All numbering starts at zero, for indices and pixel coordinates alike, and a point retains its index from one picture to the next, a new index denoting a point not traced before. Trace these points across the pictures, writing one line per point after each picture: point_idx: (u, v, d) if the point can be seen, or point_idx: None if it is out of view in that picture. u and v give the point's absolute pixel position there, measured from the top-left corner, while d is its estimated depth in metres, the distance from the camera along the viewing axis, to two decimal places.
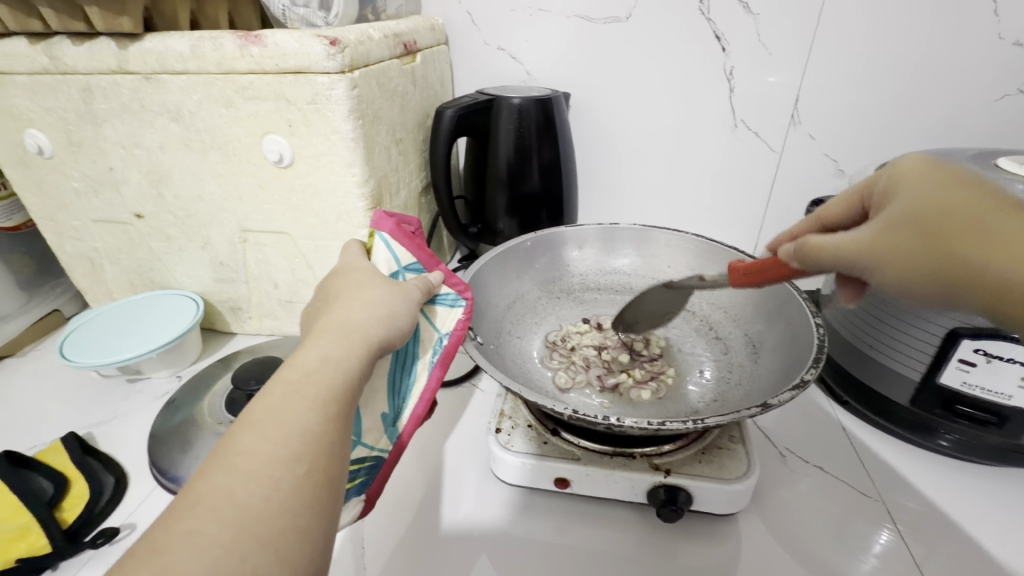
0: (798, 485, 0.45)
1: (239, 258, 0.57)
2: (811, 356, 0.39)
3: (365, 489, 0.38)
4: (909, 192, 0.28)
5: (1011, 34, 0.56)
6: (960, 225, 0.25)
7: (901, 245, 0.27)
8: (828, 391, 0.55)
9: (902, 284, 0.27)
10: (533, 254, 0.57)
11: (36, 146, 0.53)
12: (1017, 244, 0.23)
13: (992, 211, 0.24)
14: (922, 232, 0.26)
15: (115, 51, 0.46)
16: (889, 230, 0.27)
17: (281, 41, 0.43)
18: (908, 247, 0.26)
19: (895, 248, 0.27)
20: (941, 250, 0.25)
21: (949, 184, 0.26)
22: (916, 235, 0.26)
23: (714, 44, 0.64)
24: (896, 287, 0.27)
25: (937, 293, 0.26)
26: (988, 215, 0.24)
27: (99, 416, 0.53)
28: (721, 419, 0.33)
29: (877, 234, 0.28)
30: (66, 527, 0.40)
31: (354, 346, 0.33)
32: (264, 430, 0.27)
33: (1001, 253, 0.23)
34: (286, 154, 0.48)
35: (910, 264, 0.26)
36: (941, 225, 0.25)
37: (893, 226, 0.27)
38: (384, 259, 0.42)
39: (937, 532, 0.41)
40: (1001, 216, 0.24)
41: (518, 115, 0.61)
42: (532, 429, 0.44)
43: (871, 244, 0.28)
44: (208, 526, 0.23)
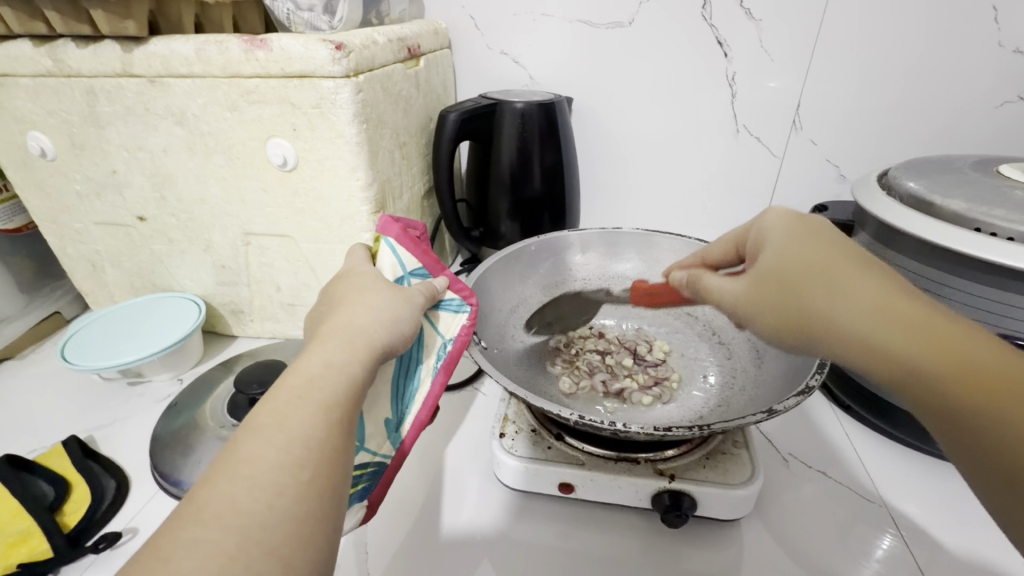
0: (801, 491, 0.45)
1: (242, 261, 0.57)
2: (816, 361, 0.39)
3: (368, 495, 0.38)
4: (770, 248, 0.34)
5: (1010, 41, 0.57)
6: (806, 279, 0.30)
7: (765, 294, 0.33)
8: (831, 398, 0.55)
9: (768, 328, 0.33)
10: (537, 259, 0.57)
11: (38, 149, 0.53)
12: (842, 291, 0.29)
13: (826, 266, 0.30)
14: (777, 286, 0.32)
15: (119, 54, 0.46)
16: (757, 283, 0.34)
17: (287, 46, 0.43)
18: (769, 301, 0.32)
19: (759, 301, 0.33)
20: (798, 304, 0.31)
21: (798, 242, 0.32)
22: (773, 288, 0.32)
23: (716, 50, 0.64)
24: (768, 330, 0.33)
25: (802, 338, 0.31)
26: (826, 268, 0.30)
27: (99, 419, 0.53)
28: (726, 425, 0.34)
29: (749, 287, 0.34)
30: (67, 531, 0.40)
31: (358, 351, 0.33)
32: (267, 437, 0.27)
33: (835, 300, 0.29)
34: (290, 157, 0.48)
35: (772, 312, 0.32)
36: (792, 279, 0.31)
37: (760, 278, 0.34)
38: (389, 264, 0.42)
39: (939, 538, 0.41)
40: (840, 268, 0.30)
41: (521, 120, 0.61)
42: (536, 434, 0.44)
43: (747, 294, 0.34)
44: (212, 534, 0.23)
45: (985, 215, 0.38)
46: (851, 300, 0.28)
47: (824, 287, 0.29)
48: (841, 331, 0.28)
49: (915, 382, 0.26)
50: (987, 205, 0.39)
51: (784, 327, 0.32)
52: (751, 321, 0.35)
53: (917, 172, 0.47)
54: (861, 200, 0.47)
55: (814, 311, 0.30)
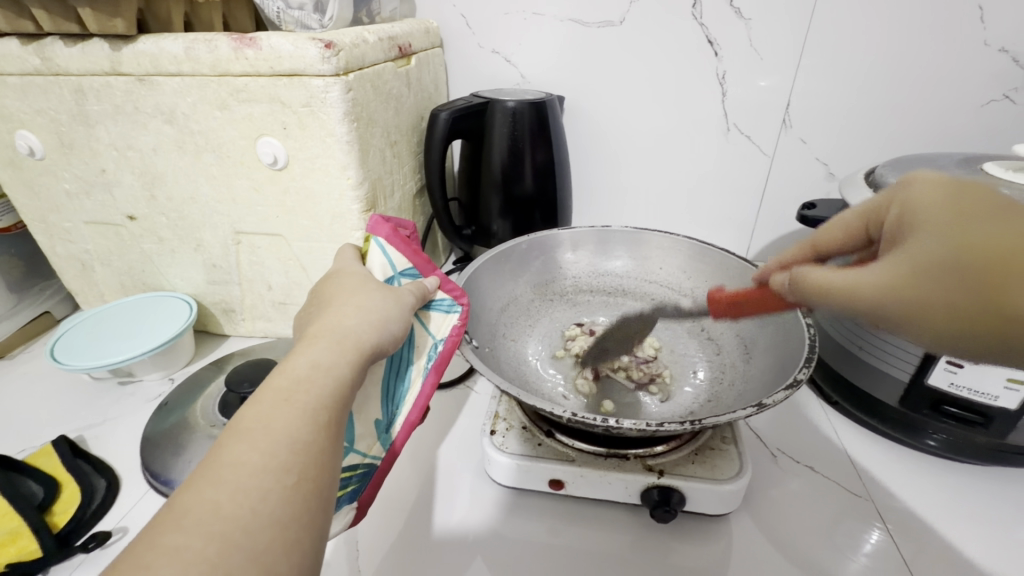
0: (789, 485, 0.45)
1: (233, 260, 0.57)
2: (803, 355, 0.39)
3: (358, 496, 0.37)
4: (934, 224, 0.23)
5: (996, 41, 0.57)
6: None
7: (957, 283, 0.22)
8: (819, 393, 0.55)
9: (941, 335, 0.23)
10: (528, 257, 0.57)
11: (27, 148, 0.52)
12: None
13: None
14: (960, 275, 0.22)
15: (108, 52, 0.46)
16: (907, 270, 0.23)
17: (276, 44, 0.43)
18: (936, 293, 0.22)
19: (927, 296, 0.23)
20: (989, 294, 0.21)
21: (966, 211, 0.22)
22: (948, 277, 0.22)
23: (706, 48, 0.64)
24: (934, 337, 0.23)
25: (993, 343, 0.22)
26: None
27: (90, 419, 0.53)
28: (717, 420, 0.34)
29: (904, 276, 0.23)
30: (56, 531, 0.40)
31: (346, 353, 0.33)
32: (253, 440, 0.27)
33: None
34: (281, 156, 0.48)
35: (945, 312, 0.22)
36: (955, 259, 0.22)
37: (909, 265, 0.23)
38: (379, 264, 0.42)
39: (924, 531, 0.42)
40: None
41: (513, 119, 0.61)
42: (526, 431, 0.45)
43: (898, 277, 0.24)
44: (195, 539, 0.23)
45: None
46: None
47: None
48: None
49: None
50: None
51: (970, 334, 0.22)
52: (909, 329, 0.24)
53: (903, 170, 0.47)
54: (848, 198, 0.47)
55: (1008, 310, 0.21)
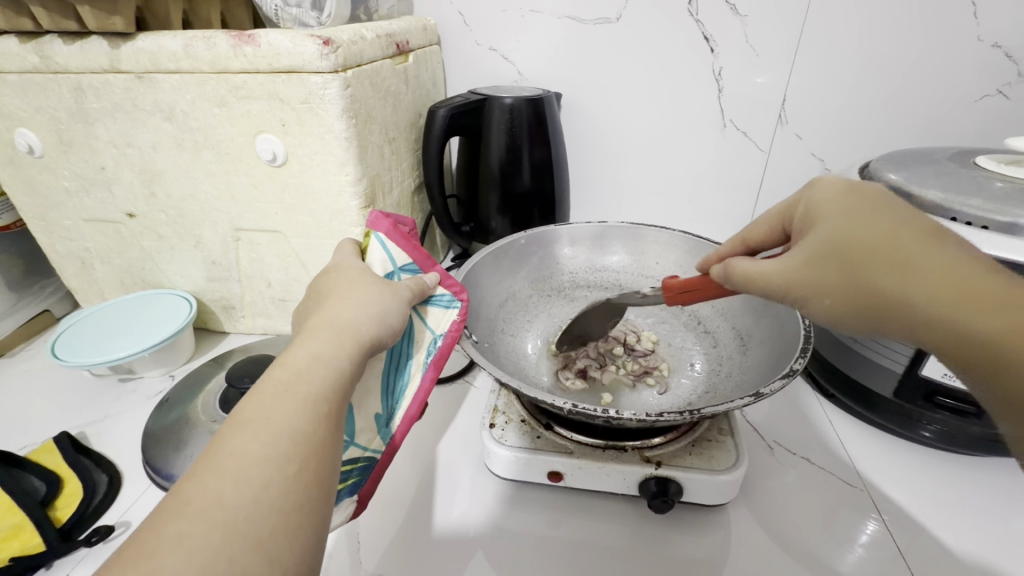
0: (785, 477, 0.46)
1: (232, 257, 0.57)
2: (799, 346, 0.40)
3: (358, 489, 0.38)
4: (830, 222, 0.30)
5: (989, 36, 0.58)
6: (887, 254, 0.26)
7: (836, 266, 0.28)
8: (815, 385, 0.56)
9: (827, 312, 0.29)
10: (526, 252, 0.57)
11: (26, 146, 0.53)
12: (904, 267, 0.26)
13: (906, 242, 0.26)
14: (838, 262, 0.28)
15: (107, 50, 0.46)
16: (806, 259, 0.30)
17: (275, 41, 0.43)
18: (825, 276, 0.28)
19: (817, 279, 0.29)
20: (858, 277, 0.27)
21: (858, 211, 0.29)
22: (831, 263, 0.28)
23: (702, 45, 0.64)
24: (822, 314, 0.29)
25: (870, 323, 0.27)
26: (897, 243, 0.26)
27: (91, 416, 0.53)
28: (715, 410, 0.34)
29: (803, 265, 0.30)
30: (59, 526, 0.40)
31: (345, 345, 0.33)
32: (254, 430, 0.27)
33: (888, 267, 0.26)
34: (280, 153, 0.49)
35: (826, 292, 0.28)
36: (839, 250, 0.28)
37: (807, 254, 0.30)
38: (379, 259, 0.42)
39: (919, 522, 0.42)
40: (911, 245, 0.26)
41: (510, 115, 0.61)
42: (525, 424, 0.45)
43: (803, 263, 0.30)
44: (198, 527, 0.23)
45: (961, 205, 0.39)
46: (913, 273, 0.25)
47: (884, 264, 0.26)
48: (905, 309, 0.25)
49: (963, 345, 0.24)
50: (963, 196, 0.40)
51: (846, 310, 0.28)
52: (809, 308, 0.30)
53: (898, 164, 0.48)
54: None
55: (871, 290, 0.27)
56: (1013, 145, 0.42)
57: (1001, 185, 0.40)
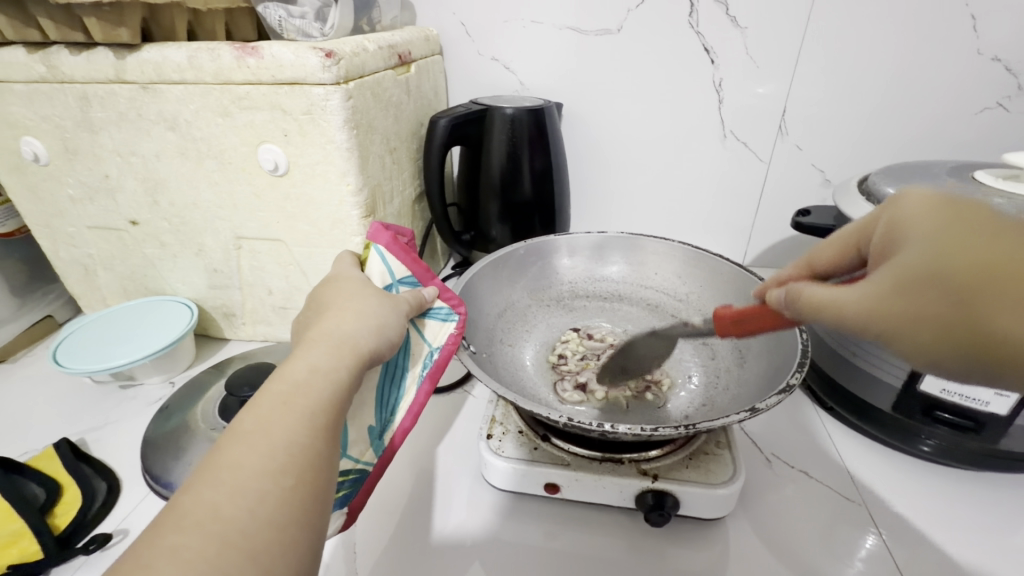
0: (783, 490, 0.46)
1: (234, 265, 0.58)
2: (795, 361, 0.40)
3: (349, 501, 0.38)
4: (914, 241, 0.24)
5: (989, 49, 0.58)
6: (977, 263, 0.21)
7: (924, 296, 0.22)
8: (813, 398, 0.56)
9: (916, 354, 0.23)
10: (525, 262, 0.57)
11: (32, 154, 0.53)
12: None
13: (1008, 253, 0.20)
14: (939, 288, 0.22)
15: (113, 60, 0.47)
16: (892, 286, 0.24)
17: (277, 53, 0.44)
18: (905, 307, 0.23)
19: (897, 311, 0.23)
20: (973, 325, 0.21)
21: (952, 221, 0.23)
22: (929, 295, 0.22)
23: (703, 56, 0.65)
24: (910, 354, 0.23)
25: (976, 369, 0.22)
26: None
27: (91, 422, 0.53)
28: (711, 424, 0.34)
29: (875, 292, 0.24)
30: (58, 533, 0.40)
31: (344, 357, 0.33)
32: (251, 442, 0.27)
33: (1008, 304, 0.20)
34: (281, 163, 0.49)
35: (929, 335, 0.22)
36: (940, 280, 0.22)
37: (900, 281, 0.23)
38: (378, 271, 0.42)
39: (921, 537, 0.42)
40: (1013, 257, 0.20)
41: (511, 125, 0.62)
42: (523, 435, 0.45)
43: (867, 305, 0.24)
44: (193, 540, 0.23)
45: None
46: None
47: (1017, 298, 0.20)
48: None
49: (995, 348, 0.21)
50: None
51: (941, 348, 0.22)
52: (894, 346, 0.24)
53: (896, 178, 0.48)
54: (841, 205, 0.47)
55: (983, 327, 0.21)
56: (1011, 159, 0.42)
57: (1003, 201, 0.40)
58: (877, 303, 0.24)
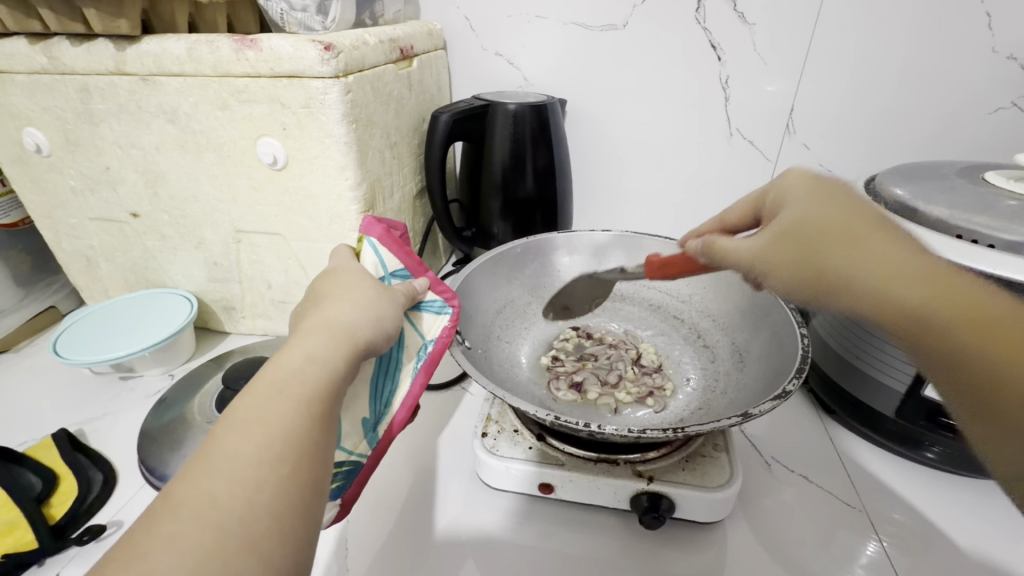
0: (782, 494, 0.45)
1: (233, 258, 0.58)
2: (794, 366, 0.39)
3: (342, 493, 0.38)
4: (793, 207, 0.33)
5: (1004, 47, 0.57)
6: (828, 227, 0.30)
7: (795, 246, 0.32)
8: (817, 402, 0.55)
9: (785, 283, 0.33)
10: (523, 260, 0.57)
11: (34, 145, 0.53)
12: (876, 251, 0.29)
13: (854, 229, 0.30)
14: (801, 241, 0.31)
15: (112, 52, 0.47)
16: (776, 237, 0.33)
17: (276, 46, 0.43)
18: (785, 255, 0.32)
19: (778, 256, 0.33)
20: (819, 266, 0.30)
21: (823, 200, 0.32)
22: (795, 242, 0.32)
23: (709, 53, 0.64)
24: (782, 283, 0.33)
25: (818, 298, 0.31)
26: (853, 229, 0.30)
27: (90, 413, 0.54)
28: (701, 428, 0.34)
29: (765, 243, 0.34)
30: (52, 523, 0.40)
31: (341, 346, 0.33)
32: (248, 430, 0.27)
33: (843, 255, 0.29)
34: (280, 156, 0.49)
35: (789, 270, 0.32)
36: (808, 235, 0.31)
37: (777, 232, 0.33)
38: (371, 263, 0.42)
39: (923, 546, 0.41)
40: (859, 230, 0.30)
41: (513, 121, 0.61)
42: (519, 434, 0.45)
43: (763, 250, 0.34)
44: (190, 528, 0.23)
45: (967, 222, 0.38)
46: (853, 252, 0.29)
47: (843, 248, 0.29)
48: (856, 285, 0.29)
49: (837, 284, 0.30)
50: (970, 213, 0.39)
51: (800, 283, 0.32)
52: (775, 278, 0.33)
53: (905, 178, 0.46)
54: None
55: (824, 270, 0.30)
56: None
57: (1014, 203, 0.39)
58: (770, 251, 0.33)
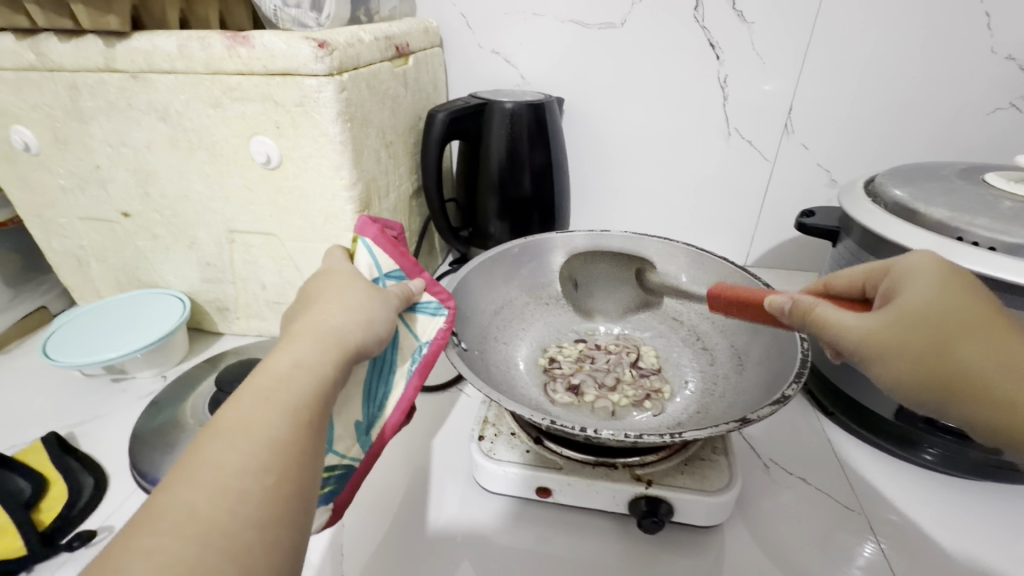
0: (780, 496, 0.45)
1: (226, 258, 0.57)
2: (794, 370, 0.38)
3: (334, 497, 0.37)
4: (918, 293, 0.30)
5: (1003, 48, 0.57)
6: (958, 327, 0.28)
7: (920, 338, 0.29)
8: (815, 403, 0.55)
9: (904, 380, 0.30)
10: (520, 260, 0.56)
11: (22, 143, 0.52)
12: (998, 347, 0.28)
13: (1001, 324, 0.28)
14: (928, 335, 0.29)
15: (102, 49, 0.46)
16: (895, 324, 0.30)
17: (269, 43, 0.43)
18: (905, 344, 0.29)
19: (899, 344, 0.29)
20: (952, 361, 0.28)
21: (952, 291, 0.30)
22: (916, 333, 0.29)
23: (708, 51, 0.63)
24: (893, 383, 0.30)
25: (937, 396, 0.29)
26: (965, 325, 0.28)
27: (81, 415, 0.53)
28: (699, 433, 0.33)
29: (879, 326, 0.30)
30: (42, 529, 0.40)
31: (330, 351, 0.32)
32: (233, 439, 0.26)
33: (977, 353, 0.28)
34: (273, 155, 0.48)
35: (910, 359, 0.29)
36: (948, 330, 0.28)
37: (897, 319, 0.30)
38: (365, 264, 0.41)
39: (921, 547, 0.41)
40: (977, 325, 0.28)
41: (510, 120, 0.61)
42: (516, 437, 0.44)
43: (884, 333, 0.30)
44: (170, 542, 0.22)
45: (967, 223, 0.38)
46: (978, 349, 0.28)
47: (964, 342, 0.28)
48: (974, 381, 0.28)
49: (957, 379, 0.28)
50: (970, 214, 0.39)
51: (920, 384, 0.29)
52: (876, 370, 0.31)
53: (904, 179, 0.46)
54: (847, 207, 0.46)
55: (959, 367, 0.28)
56: None
57: (1012, 204, 0.39)
58: (889, 337, 0.30)
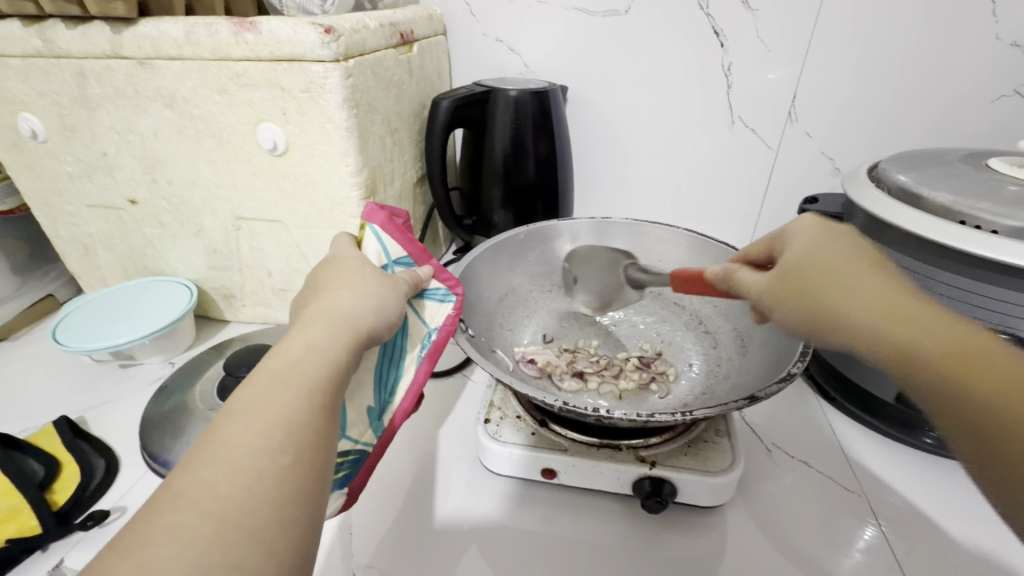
0: (782, 479, 0.45)
1: (233, 246, 0.57)
2: (798, 349, 0.39)
3: (349, 482, 0.38)
4: (802, 247, 0.36)
5: (1008, 35, 0.56)
6: (807, 274, 0.34)
7: (800, 285, 0.34)
8: (816, 389, 0.55)
9: (789, 319, 0.35)
10: (525, 247, 0.57)
11: (29, 130, 0.53)
12: (850, 290, 0.32)
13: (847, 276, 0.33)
14: (802, 280, 0.34)
15: (109, 35, 0.46)
16: (783, 281, 0.36)
17: (276, 28, 0.43)
18: (789, 294, 0.35)
19: (783, 294, 0.35)
20: (823, 302, 0.33)
21: (826, 245, 0.35)
22: (798, 279, 0.35)
23: (712, 39, 0.63)
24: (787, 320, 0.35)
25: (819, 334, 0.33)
26: (843, 272, 0.33)
27: (91, 400, 0.53)
28: (708, 412, 0.34)
29: (775, 282, 0.36)
30: (55, 510, 0.40)
31: (341, 336, 0.33)
32: (249, 421, 0.27)
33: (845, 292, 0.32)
34: (280, 142, 0.48)
35: (795, 306, 0.35)
36: (811, 275, 0.34)
37: (784, 273, 0.36)
38: (374, 251, 0.42)
39: (921, 529, 0.41)
40: (835, 273, 0.33)
41: (514, 108, 0.61)
42: (521, 421, 0.45)
43: (785, 283, 0.35)
44: (190, 518, 0.23)
45: (970, 208, 0.38)
46: (850, 292, 0.32)
47: (838, 282, 0.33)
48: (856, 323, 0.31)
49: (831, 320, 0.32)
50: (973, 199, 0.39)
51: (804, 326, 0.34)
52: (778, 318, 0.36)
53: (907, 165, 0.46)
54: (850, 193, 0.47)
55: (829, 306, 0.32)
56: None
57: (1015, 189, 0.39)
58: (783, 288, 0.35)
